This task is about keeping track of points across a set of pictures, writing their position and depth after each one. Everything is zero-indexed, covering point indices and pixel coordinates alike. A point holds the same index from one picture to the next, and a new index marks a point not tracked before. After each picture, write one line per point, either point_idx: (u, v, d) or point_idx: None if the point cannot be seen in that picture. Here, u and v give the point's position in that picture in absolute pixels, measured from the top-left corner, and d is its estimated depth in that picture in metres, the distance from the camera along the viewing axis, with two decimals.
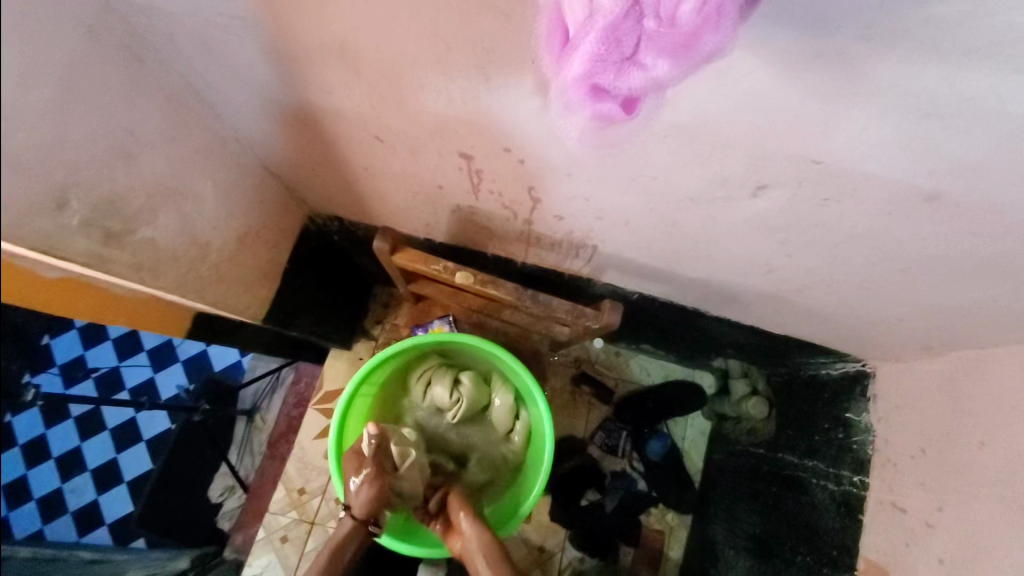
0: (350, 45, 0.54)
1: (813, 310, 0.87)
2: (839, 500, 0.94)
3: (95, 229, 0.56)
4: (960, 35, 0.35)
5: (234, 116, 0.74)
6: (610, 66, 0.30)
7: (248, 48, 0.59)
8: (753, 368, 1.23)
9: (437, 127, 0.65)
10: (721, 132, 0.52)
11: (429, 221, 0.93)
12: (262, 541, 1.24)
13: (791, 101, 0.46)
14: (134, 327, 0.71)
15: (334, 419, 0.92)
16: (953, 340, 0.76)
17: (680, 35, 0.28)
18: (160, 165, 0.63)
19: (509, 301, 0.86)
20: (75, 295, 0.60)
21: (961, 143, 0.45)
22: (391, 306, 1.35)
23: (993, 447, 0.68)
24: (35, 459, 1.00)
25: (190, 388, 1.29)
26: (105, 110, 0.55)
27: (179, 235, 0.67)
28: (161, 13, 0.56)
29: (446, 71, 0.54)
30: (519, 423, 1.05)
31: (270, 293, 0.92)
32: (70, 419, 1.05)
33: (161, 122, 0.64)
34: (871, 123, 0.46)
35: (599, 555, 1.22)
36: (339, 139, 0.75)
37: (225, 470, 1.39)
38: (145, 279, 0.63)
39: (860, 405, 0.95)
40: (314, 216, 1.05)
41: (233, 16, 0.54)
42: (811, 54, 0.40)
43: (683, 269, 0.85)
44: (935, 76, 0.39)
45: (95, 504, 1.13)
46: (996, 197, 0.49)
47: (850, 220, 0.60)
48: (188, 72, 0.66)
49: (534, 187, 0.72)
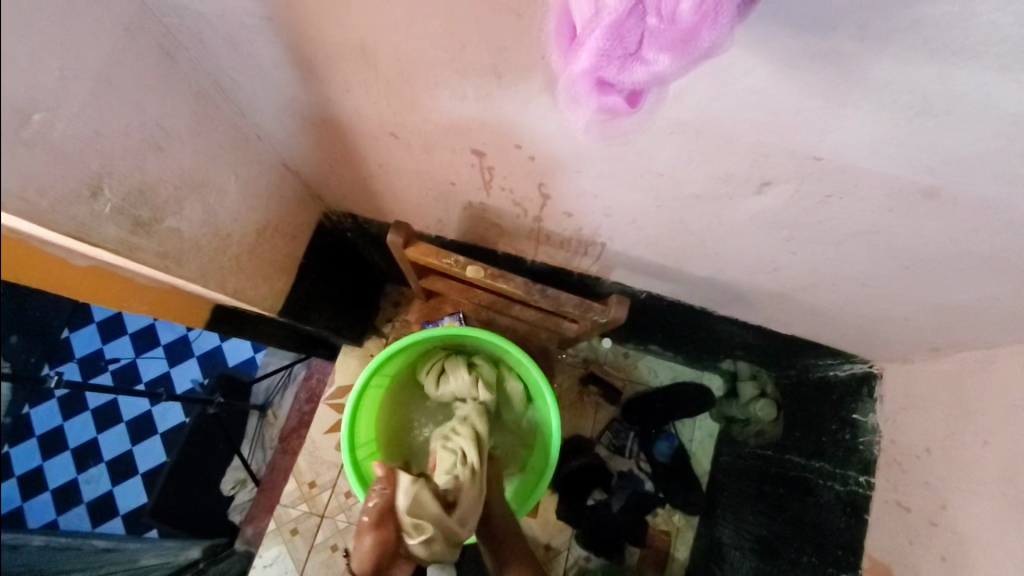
0: (369, 45, 0.56)
1: (819, 309, 0.88)
2: (845, 500, 0.95)
3: (125, 217, 0.58)
4: (949, 35, 0.37)
5: (257, 113, 0.76)
6: (614, 61, 0.32)
7: (272, 48, 0.62)
8: (762, 371, 1.24)
9: (452, 124, 0.67)
10: (724, 129, 0.53)
11: (441, 218, 0.95)
12: (273, 532, 1.26)
13: (790, 99, 0.47)
14: (154, 315, 0.72)
15: (346, 411, 0.95)
16: (958, 340, 0.77)
17: (679, 31, 0.30)
18: (187, 159, 0.66)
19: (518, 295, 0.88)
20: (104, 282, 0.63)
21: (958, 141, 0.46)
22: (402, 304, 1.37)
23: (996, 445, 0.69)
24: (51, 450, 1.09)
25: (204, 382, 1.39)
26: (139, 105, 0.58)
27: (203, 226, 0.70)
28: (194, 14, 0.59)
29: (460, 70, 0.56)
30: (531, 407, 1.08)
31: (286, 287, 0.95)
32: (86, 413, 1.19)
33: (189, 118, 0.66)
34: (868, 121, 0.47)
35: (604, 555, 1.24)
36: (356, 137, 0.78)
37: (237, 464, 1.41)
38: (170, 267, 0.66)
39: (867, 405, 0.96)
40: (329, 213, 1.07)
41: (261, 17, 0.57)
42: (808, 54, 0.42)
43: (689, 267, 0.86)
44: (928, 74, 0.41)
45: (109, 495, 1.22)
46: (989, 195, 0.51)
47: (852, 217, 0.61)
48: (215, 70, 0.69)
49: (543, 184, 0.74)
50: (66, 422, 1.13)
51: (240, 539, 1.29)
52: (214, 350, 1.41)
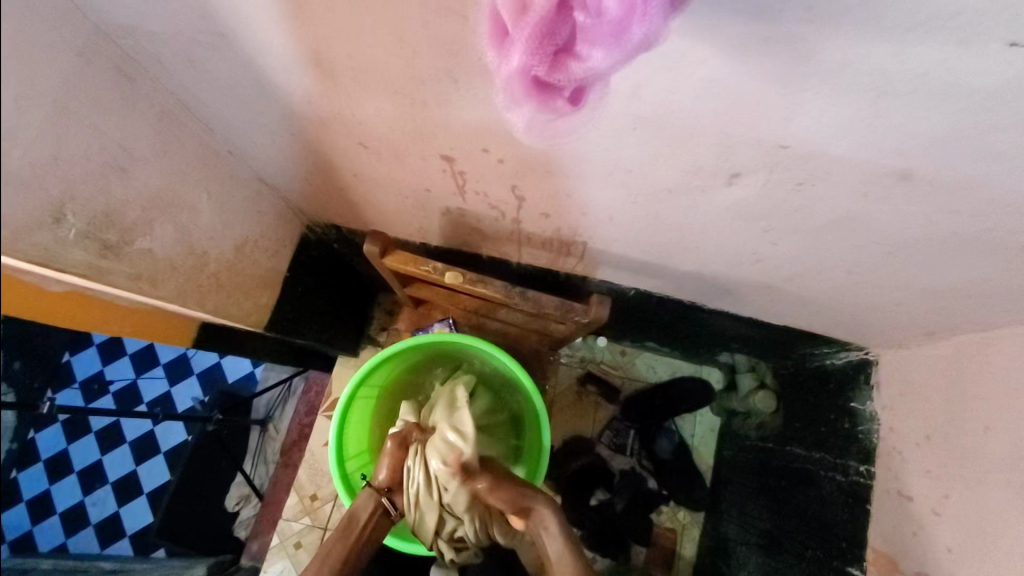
0: (324, 55, 0.56)
1: (807, 298, 0.86)
2: (847, 491, 0.92)
3: (92, 241, 0.58)
4: (899, 10, 0.36)
5: (227, 128, 0.76)
6: (546, 59, 0.32)
7: (230, 62, 0.62)
8: (760, 362, 1.22)
9: (418, 129, 0.66)
10: (685, 121, 0.52)
11: (421, 224, 0.95)
12: (276, 547, 1.23)
13: (749, 87, 0.46)
14: (139, 336, 0.72)
15: (333, 423, 0.94)
16: (953, 322, 0.75)
17: (607, 26, 0.29)
18: (155, 179, 0.66)
19: (499, 299, 0.88)
20: (81, 306, 0.62)
21: (924, 122, 0.45)
22: (394, 313, 1.35)
23: (997, 429, 0.68)
24: (24, 461, 1.23)
25: (205, 400, 1.39)
26: (101, 129, 0.58)
27: (177, 245, 0.70)
28: (148, 34, 0.59)
29: (419, 75, 0.55)
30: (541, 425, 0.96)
31: (270, 302, 0.95)
32: (89, 436, 1.32)
33: (155, 139, 0.66)
34: (829, 106, 0.46)
35: (611, 556, 1.23)
36: (326, 145, 0.77)
37: (241, 479, 1.40)
38: (145, 288, 0.66)
39: (864, 393, 0.94)
40: (312, 225, 1.07)
41: (215, 34, 0.57)
42: (761, 38, 0.41)
43: (673, 262, 0.85)
44: (883, 55, 0.40)
45: (116, 517, 1.31)
46: (967, 172, 0.49)
47: (829, 204, 0.60)
48: (179, 89, 0.69)
49: (517, 186, 0.73)
50: (70, 447, 1.30)
51: (245, 556, 1.25)
52: (214, 367, 1.42)
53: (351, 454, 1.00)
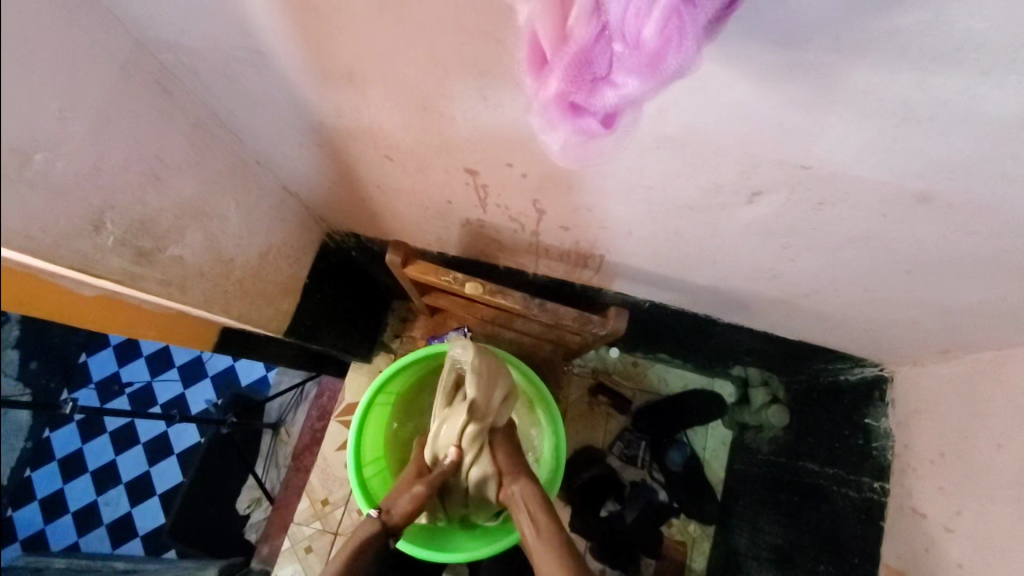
0: (354, 71, 0.58)
1: (822, 314, 0.87)
2: (860, 507, 0.93)
3: (128, 248, 0.60)
4: (923, 42, 0.37)
5: (256, 139, 0.78)
6: (584, 86, 0.34)
7: (262, 77, 0.64)
8: (773, 376, 1.21)
9: (445, 145, 0.68)
10: (710, 140, 0.53)
11: (440, 234, 0.96)
12: (287, 551, 1.21)
13: (773, 110, 0.47)
14: (164, 340, 0.74)
15: (352, 427, 0.96)
16: (970, 342, 0.75)
17: (644, 56, 0.30)
18: (187, 189, 0.67)
19: (517, 310, 0.89)
20: (114, 311, 0.64)
21: (945, 144, 0.46)
22: (409, 320, 1.36)
23: (1009, 448, 0.68)
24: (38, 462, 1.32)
25: (218, 402, 1.41)
26: (140, 140, 0.60)
27: (205, 252, 0.72)
28: (185, 48, 0.61)
29: (448, 91, 0.57)
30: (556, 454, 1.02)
31: (291, 308, 0.96)
32: (105, 436, 1.39)
33: (188, 150, 0.68)
34: (852, 131, 0.47)
35: (619, 567, 1.24)
36: (352, 156, 0.79)
37: (252, 483, 1.37)
38: (175, 294, 0.68)
39: (878, 409, 0.94)
40: (332, 233, 1.09)
41: (251, 49, 0.59)
42: (787, 66, 0.42)
43: (689, 275, 0.86)
44: (907, 81, 0.41)
45: (129, 517, 1.34)
46: (984, 196, 0.50)
47: (848, 223, 0.61)
48: (212, 101, 0.71)
49: (538, 201, 0.75)
50: (86, 446, 1.37)
51: (255, 559, 1.25)
52: (228, 370, 1.45)
53: (366, 454, 0.99)
